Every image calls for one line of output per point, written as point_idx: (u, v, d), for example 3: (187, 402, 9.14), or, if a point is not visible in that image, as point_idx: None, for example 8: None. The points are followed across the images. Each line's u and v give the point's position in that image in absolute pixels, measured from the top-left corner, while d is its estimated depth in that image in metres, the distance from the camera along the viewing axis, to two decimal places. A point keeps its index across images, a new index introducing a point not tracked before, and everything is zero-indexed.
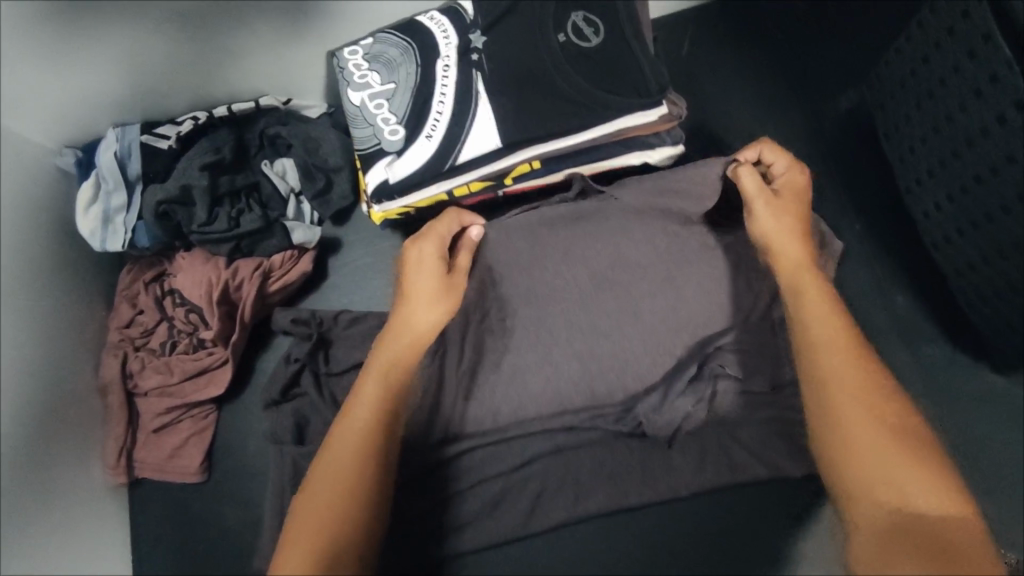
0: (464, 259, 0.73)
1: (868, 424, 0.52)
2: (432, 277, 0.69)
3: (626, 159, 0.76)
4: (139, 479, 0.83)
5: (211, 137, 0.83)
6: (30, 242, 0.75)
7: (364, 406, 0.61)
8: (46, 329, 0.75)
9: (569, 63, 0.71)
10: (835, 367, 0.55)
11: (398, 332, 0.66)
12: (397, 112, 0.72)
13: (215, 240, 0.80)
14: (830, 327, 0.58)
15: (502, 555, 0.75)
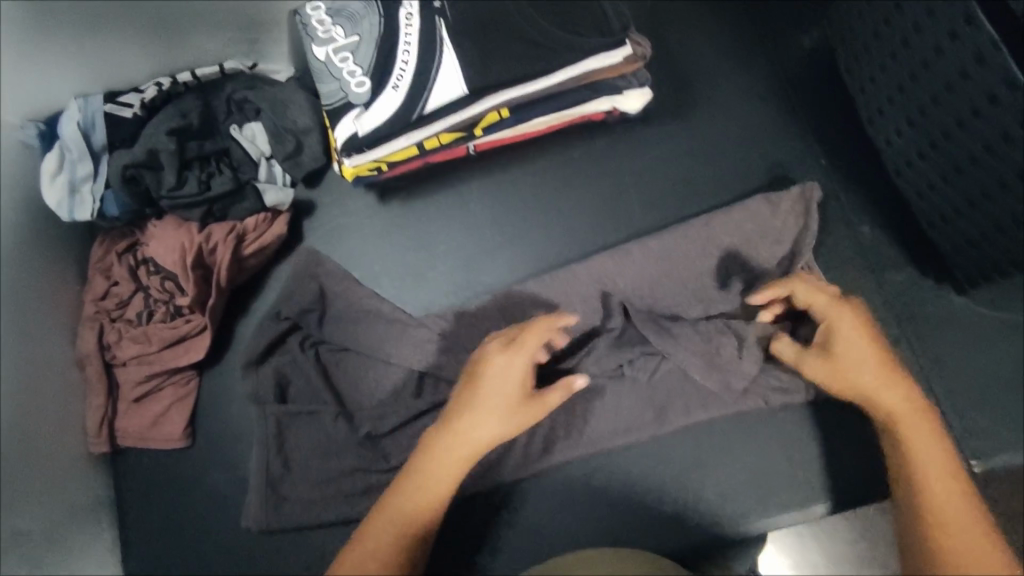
0: (556, 396, 0.66)
1: (977, 544, 0.55)
2: (511, 393, 0.65)
3: (595, 105, 0.77)
4: (123, 448, 0.83)
5: (177, 103, 0.82)
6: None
7: (419, 508, 0.61)
8: (19, 298, 0.75)
9: (531, 8, 0.72)
10: (933, 490, 0.58)
11: (463, 441, 0.63)
12: (363, 64, 0.72)
13: (186, 205, 0.80)
14: (929, 451, 0.60)
15: (490, 498, 0.76)
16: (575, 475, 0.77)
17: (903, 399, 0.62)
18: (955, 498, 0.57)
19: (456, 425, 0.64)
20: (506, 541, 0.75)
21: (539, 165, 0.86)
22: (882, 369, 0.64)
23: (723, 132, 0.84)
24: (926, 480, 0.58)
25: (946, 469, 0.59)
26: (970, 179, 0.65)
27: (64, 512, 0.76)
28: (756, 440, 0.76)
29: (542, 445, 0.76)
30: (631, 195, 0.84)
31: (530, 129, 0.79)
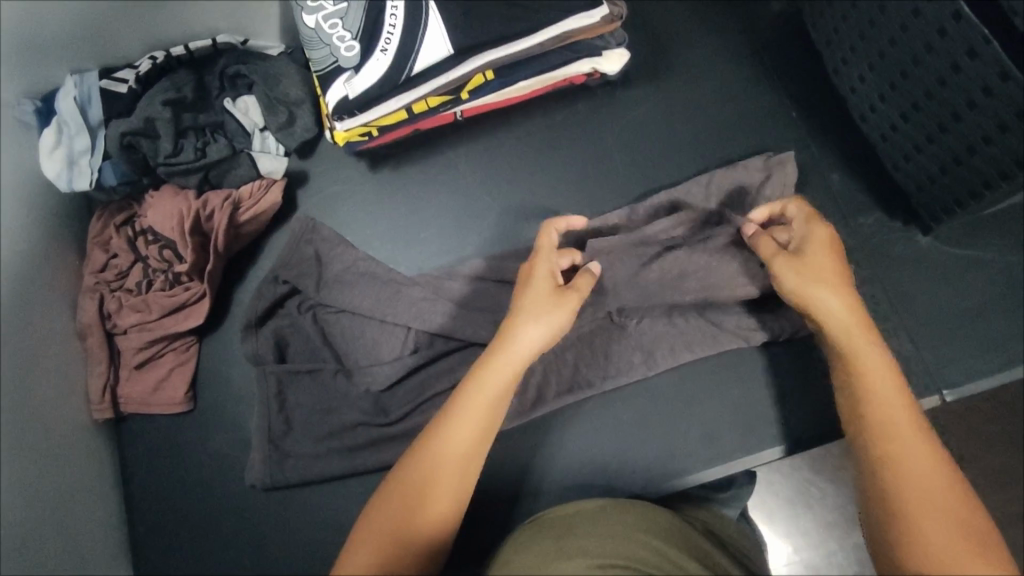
0: (584, 282, 0.69)
1: (928, 478, 0.50)
2: (542, 287, 0.67)
3: (576, 67, 0.80)
4: (127, 413, 0.85)
5: (171, 78, 0.85)
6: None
7: (450, 465, 0.57)
8: (21, 266, 0.77)
9: None
10: (885, 427, 0.53)
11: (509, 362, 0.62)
12: (352, 29, 0.75)
13: (183, 171, 0.84)
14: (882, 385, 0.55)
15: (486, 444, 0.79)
16: (566, 419, 0.80)
17: (856, 334, 0.59)
18: (909, 433, 0.53)
19: (496, 342, 0.64)
20: (500, 486, 0.78)
21: (525, 129, 0.89)
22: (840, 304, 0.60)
23: (698, 93, 0.88)
24: (879, 418, 0.54)
25: (902, 407, 0.54)
26: (927, 114, 0.71)
27: (70, 473, 0.77)
28: (740, 382, 0.79)
29: (533, 390, 0.80)
30: (613, 155, 0.87)
31: (515, 90, 0.82)
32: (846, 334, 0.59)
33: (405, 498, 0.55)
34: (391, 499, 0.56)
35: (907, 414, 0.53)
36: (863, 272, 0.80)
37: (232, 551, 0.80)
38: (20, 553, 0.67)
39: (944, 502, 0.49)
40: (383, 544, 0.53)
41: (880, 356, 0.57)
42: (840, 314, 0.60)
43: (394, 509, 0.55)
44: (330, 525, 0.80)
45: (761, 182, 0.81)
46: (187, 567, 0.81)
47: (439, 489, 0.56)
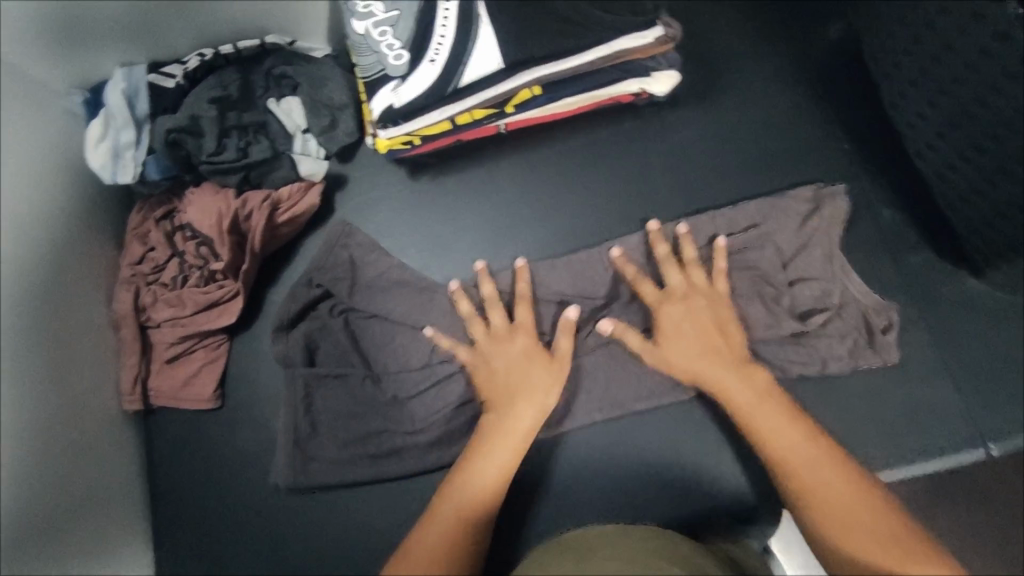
0: (564, 343, 0.74)
1: (845, 488, 0.60)
2: (535, 352, 0.73)
3: (624, 87, 0.79)
4: (156, 407, 0.86)
5: (218, 75, 0.85)
6: (38, 171, 0.77)
7: (485, 489, 0.64)
8: (58, 255, 0.78)
9: None
10: (803, 462, 0.61)
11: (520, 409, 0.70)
12: (401, 37, 0.74)
13: (224, 170, 0.84)
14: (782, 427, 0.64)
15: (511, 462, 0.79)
16: (593, 443, 0.80)
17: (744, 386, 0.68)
18: (822, 464, 0.61)
19: (501, 389, 0.72)
20: (525, 507, 0.78)
21: (568, 145, 0.88)
22: (716, 357, 0.71)
23: (748, 117, 0.86)
24: (789, 463, 0.62)
25: (800, 436, 0.64)
26: (991, 156, 0.70)
27: (98, 465, 0.78)
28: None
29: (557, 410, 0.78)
30: (656, 177, 0.86)
31: (560, 107, 0.81)
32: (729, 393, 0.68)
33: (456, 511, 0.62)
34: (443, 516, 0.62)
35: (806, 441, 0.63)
36: (908, 312, 0.78)
37: (252, 553, 0.81)
38: (47, 546, 0.68)
39: (863, 500, 0.59)
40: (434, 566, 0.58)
41: (767, 401, 0.67)
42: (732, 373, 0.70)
43: (449, 520, 0.61)
44: (352, 531, 0.80)
45: (809, 212, 0.80)
46: (207, 562, 0.81)
47: (488, 494, 0.64)
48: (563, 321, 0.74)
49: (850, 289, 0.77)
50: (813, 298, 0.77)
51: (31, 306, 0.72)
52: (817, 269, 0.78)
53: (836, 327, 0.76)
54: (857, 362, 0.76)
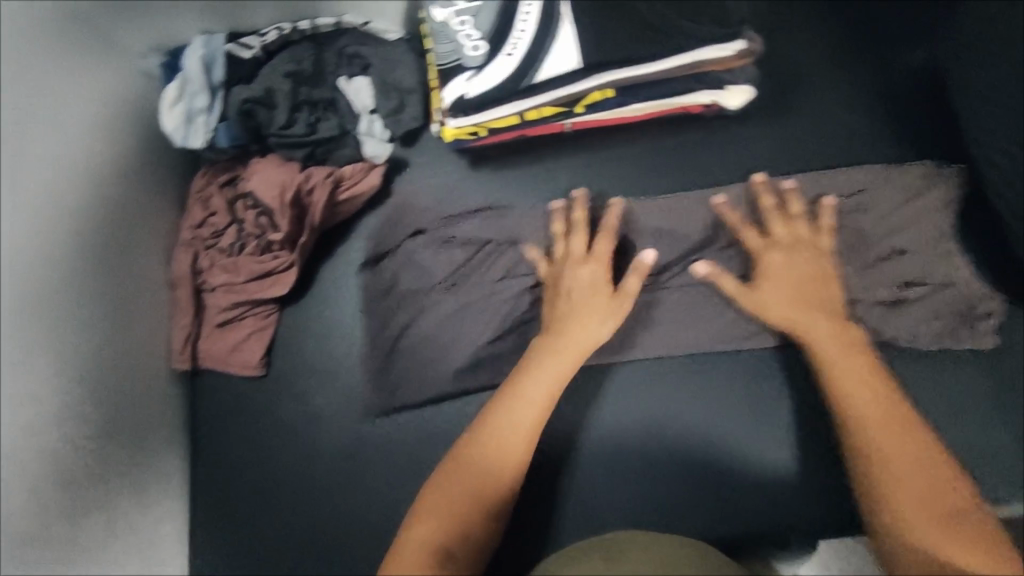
0: (632, 284, 0.76)
1: (912, 452, 0.61)
2: (599, 290, 0.76)
3: (697, 97, 0.77)
4: (202, 369, 0.88)
5: (292, 50, 0.87)
6: (107, 128, 0.80)
7: (522, 425, 0.68)
8: (117, 211, 0.80)
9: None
10: (877, 422, 0.64)
11: (569, 348, 0.73)
12: (481, 28, 0.75)
13: (292, 144, 0.85)
14: (864, 395, 0.66)
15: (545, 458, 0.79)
16: (631, 450, 0.79)
17: (841, 347, 0.70)
18: (894, 427, 0.63)
19: (558, 323, 0.75)
20: (556, 504, 0.78)
21: (632, 150, 0.88)
22: (809, 308, 0.73)
23: (815, 141, 0.85)
24: (867, 422, 0.64)
25: (879, 395, 0.66)
26: None
27: (139, 418, 0.80)
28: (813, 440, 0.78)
29: (594, 397, 0.80)
30: (721, 189, 0.85)
31: (631, 113, 0.79)
32: (817, 343, 0.71)
33: (466, 468, 0.66)
34: (475, 451, 0.67)
35: (883, 402, 0.65)
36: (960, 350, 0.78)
37: (285, 520, 0.82)
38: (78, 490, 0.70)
39: (927, 467, 0.61)
40: (462, 497, 0.64)
41: (852, 358, 0.69)
42: (822, 325, 0.71)
43: (462, 474, 0.65)
44: (384, 509, 0.81)
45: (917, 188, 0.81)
46: (237, 524, 0.83)
47: (507, 449, 0.67)
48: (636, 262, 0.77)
49: (953, 267, 0.79)
50: (915, 271, 0.79)
51: (82, 255, 0.74)
52: (918, 244, 0.80)
53: (936, 300, 0.78)
54: (953, 338, 0.78)
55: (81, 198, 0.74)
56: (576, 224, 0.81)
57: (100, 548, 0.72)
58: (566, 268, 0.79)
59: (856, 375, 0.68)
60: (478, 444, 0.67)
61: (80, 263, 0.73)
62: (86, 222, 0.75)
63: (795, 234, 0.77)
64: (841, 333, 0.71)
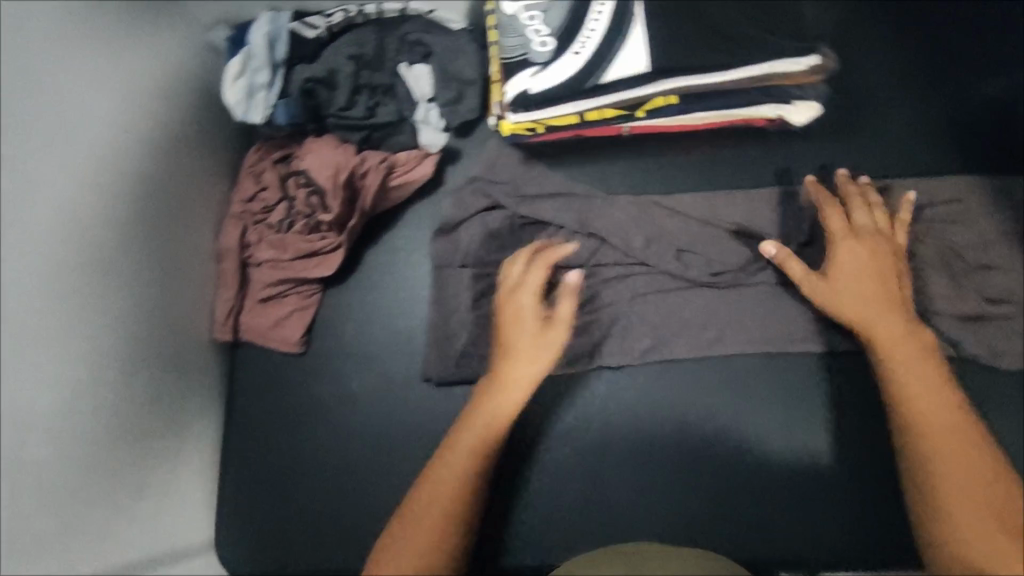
0: (566, 308, 0.76)
1: (974, 470, 0.61)
2: (529, 317, 0.75)
3: (763, 110, 0.75)
4: (242, 342, 0.89)
5: (356, 33, 0.87)
6: (170, 98, 0.81)
7: (475, 456, 0.68)
8: (173, 180, 0.81)
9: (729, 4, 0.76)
10: (943, 434, 0.64)
11: (513, 378, 0.72)
12: (550, 25, 0.75)
13: (350, 126, 0.87)
14: (931, 401, 0.66)
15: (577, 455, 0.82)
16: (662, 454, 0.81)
17: (908, 352, 0.70)
18: (959, 440, 0.63)
19: (501, 353, 0.75)
20: (584, 501, 0.80)
21: (687, 158, 0.88)
22: (881, 305, 0.73)
23: (873, 165, 0.85)
24: (930, 432, 0.64)
25: (944, 406, 0.66)
26: None
27: (178, 386, 0.81)
28: (841, 464, 0.79)
29: (628, 400, 0.83)
30: (773, 206, 0.85)
31: (694, 121, 0.77)
32: (884, 342, 0.71)
33: (464, 453, 0.68)
34: (432, 487, 0.66)
35: (948, 414, 0.65)
36: (1004, 387, 0.78)
37: (315, 499, 0.83)
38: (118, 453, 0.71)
39: (988, 485, 0.60)
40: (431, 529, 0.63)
41: (919, 364, 0.69)
42: (891, 326, 0.72)
43: (442, 479, 0.66)
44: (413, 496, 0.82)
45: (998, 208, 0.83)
46: (266, 498, 0.84)
47: (461, 482, 0.66)
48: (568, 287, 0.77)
49: None
50: (999, 288, 0.80)
51: (134, 221, 0.75)
52: (1007, 260, 0.81)
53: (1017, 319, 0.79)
54: None
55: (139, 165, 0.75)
56: (518, 258, 0.80)
57: (135, 512, 0.74)
58: (502, 300, 0.78)
59: (926, 380, 0.68)
60: (467, 437, 0.69)
61: (132, 229, 0.74)
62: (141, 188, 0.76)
63: (876, 225, 0.78)
64: (909, 336, 0.71)
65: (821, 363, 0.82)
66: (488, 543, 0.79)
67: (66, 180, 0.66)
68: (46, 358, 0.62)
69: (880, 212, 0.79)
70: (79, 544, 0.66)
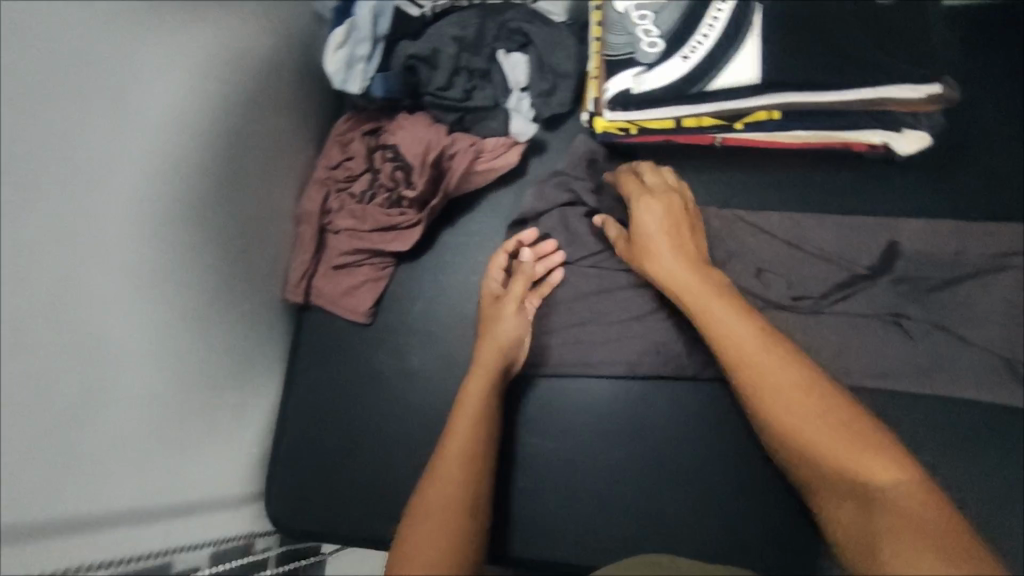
0: (517, 288, 0.80)
1: (822, 430, 0.57)
2: (486, 299, 0.82)
3: (867, 135, 0.74)
4: (311, 305, 0.90)
5: (460, 16, 0.88)
6: (273, 62, 0.83)
7: (468, 445, 0.68)
8: (266, 141, 0.83)
9: (856, 17, 0.72)
10: (779, 402, 0.60)
11: (479, 366, 0.74)
12: (661, 26, 0.75)
13: (445, 106, 0.88)
14: (749, 346, 0.63)
15: (628, 460, 0.82)
16: (715, 468, 0.81)
17: (706, 293, 0.68)
18: (795, 397, 0.59)
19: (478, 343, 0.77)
20: (631, 507, 0.81)
21: (774, 175, 0.87)
22: (681, 267, 0.71)
23: (968, 207, 0.82)
24: (767, 404, 0.60)
25: (766, 360, 0.62)
26: None
27: (249, 341, 0.83)
28: None
29: (687, 411, 0.83)
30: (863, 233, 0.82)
31: (790, 141, 0.77)
32: (697, 307, 0.67)
33: (467, 422, 0.69)
34: (441, 482, 0.65)
35: (774, 371, 0.61)
36: None
37: (365, 466, 0.85)
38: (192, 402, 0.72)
39: (826, 435, 0.57)
40: (448, 524, 0.61)
41: (739, 316, 0.65)
42: (698, 284, 0.69)
43: (448, 475, 0.65)
44: None
45: None
46: (318, 460, 0.86)
47: (463, 475, 0.66)
48: (521, 268, 0.82)
49: None
50: None
51: (226, 174, 0.76)
52: None
53: None
54: None
55: (237, 119, 0.78)
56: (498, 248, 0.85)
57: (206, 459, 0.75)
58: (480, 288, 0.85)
59: (740, 332, 0.64)
60: (469, 410, 0.71)
61: (223, 180, 0.76)
62: (236, 143, 0.78)
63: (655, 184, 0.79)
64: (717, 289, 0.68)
65: (896, 402, 0.78)
66: (533, 530, 0.81)
67: (181, 136, 0.69)
68: (143, 300, 0.65)
69: (665, 175, 0.81)
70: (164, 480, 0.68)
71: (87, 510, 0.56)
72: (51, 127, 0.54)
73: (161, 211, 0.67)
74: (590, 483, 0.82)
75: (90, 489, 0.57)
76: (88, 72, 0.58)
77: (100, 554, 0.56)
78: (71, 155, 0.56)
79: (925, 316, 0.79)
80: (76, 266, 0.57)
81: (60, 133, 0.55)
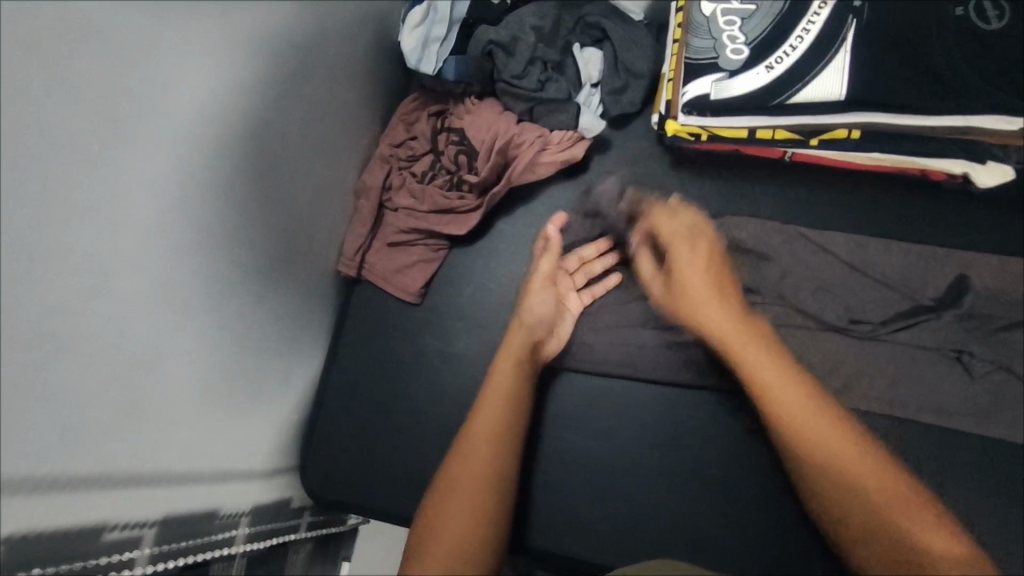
0: (541, 264, 0.82)
1: (864, 478, 0.63)
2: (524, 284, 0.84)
3: (946, 165, 0.75)
4: (362, 280, 0.91)
5: (539, 5, 0.87)
6: (355, 37, 0.84)
7: (497, 422, 0.68)
8: (341, 115, 0.84)
9: (955, 38, 0.70)
10: (835, 460, 0.64)
11: (507, 349, 0.76)
12: (748, 34, 0.74)
13: (517, 95, 0.86)
14: (805, 412, 0.66)
15: (667, 466, 0.82)
16: (753, 482, 0.80)
17: (760, 353, 0.70)
18: (847, 453, 0.64)
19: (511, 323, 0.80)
20: (666, 514, 0.80)
21: (839, 195, 0.86)
22: (734, 324, 0.73)
23: None
24: (820, 460, 0.65)
25: (817, 421, 0.66)
26: None
27: (307, 310, 0.84)
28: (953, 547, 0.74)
29: (731, 422, 0.82)
30: (927, 262, 0.81)
31: (863, 159, 0.77)
32: (755, 368, 0.70)
33: (496, 400, 0.69)
34: (470, 456, 0.65)
35: (829, 430, 0.66)
36: None
37: (404, 442, 0.86)
38: (256, 364, 0.73)
39: (871, 479, 0.63)
40: (471, 497, 0.61)
41: (792, 380, 0.68)
42: (748, 345, 0.71)
43: (476, 450, 0.65)
44: None
45: None
46: (358, 431, 0.87)
47: (490, 451, 0.66)
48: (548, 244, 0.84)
49: None
50: None
51: (306, 143, 0.77)
52: None
53: None
54: None
55: (320, 89, 0.78)
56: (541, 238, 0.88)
57: (257, 422, 0.76)
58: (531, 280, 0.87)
59: (798, 398, 0.67)
60: (500, 387, 0.71)
61: (303, 147, 0.77)
62: (316, 112, 0.78)
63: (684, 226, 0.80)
64: (763, 345, 0.71)
65: (948, 435, 0.77)
66: (567, 525, 0.81)
67: (274, 98, 0.69)
68: (212, 253, 0.62)
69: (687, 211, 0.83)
70: (215, 442, 0.67)
71: (144, 465, 0.56)
72: (159, 77, 0.53)
73: (247, 171, 0.66)
74: (626, 486, 0.82)
75: (145, 443, 0.55)
76: (199, 22, 0.56)
77: (159, 508, 0.58)
78: (172, 105, 0.54)
79: (987, 352, 0.77)
80: (161, 211, 0.55)
81: (164, 75, 0.53)
